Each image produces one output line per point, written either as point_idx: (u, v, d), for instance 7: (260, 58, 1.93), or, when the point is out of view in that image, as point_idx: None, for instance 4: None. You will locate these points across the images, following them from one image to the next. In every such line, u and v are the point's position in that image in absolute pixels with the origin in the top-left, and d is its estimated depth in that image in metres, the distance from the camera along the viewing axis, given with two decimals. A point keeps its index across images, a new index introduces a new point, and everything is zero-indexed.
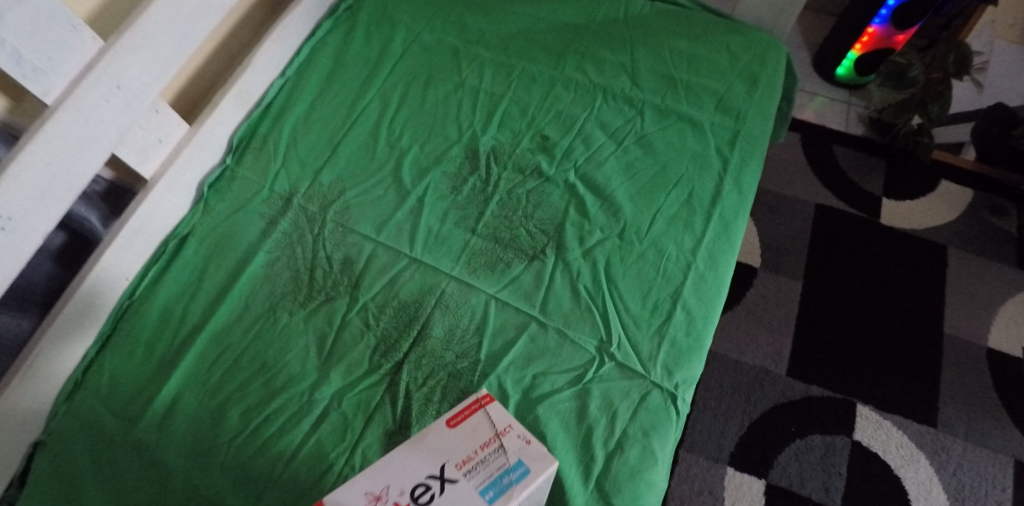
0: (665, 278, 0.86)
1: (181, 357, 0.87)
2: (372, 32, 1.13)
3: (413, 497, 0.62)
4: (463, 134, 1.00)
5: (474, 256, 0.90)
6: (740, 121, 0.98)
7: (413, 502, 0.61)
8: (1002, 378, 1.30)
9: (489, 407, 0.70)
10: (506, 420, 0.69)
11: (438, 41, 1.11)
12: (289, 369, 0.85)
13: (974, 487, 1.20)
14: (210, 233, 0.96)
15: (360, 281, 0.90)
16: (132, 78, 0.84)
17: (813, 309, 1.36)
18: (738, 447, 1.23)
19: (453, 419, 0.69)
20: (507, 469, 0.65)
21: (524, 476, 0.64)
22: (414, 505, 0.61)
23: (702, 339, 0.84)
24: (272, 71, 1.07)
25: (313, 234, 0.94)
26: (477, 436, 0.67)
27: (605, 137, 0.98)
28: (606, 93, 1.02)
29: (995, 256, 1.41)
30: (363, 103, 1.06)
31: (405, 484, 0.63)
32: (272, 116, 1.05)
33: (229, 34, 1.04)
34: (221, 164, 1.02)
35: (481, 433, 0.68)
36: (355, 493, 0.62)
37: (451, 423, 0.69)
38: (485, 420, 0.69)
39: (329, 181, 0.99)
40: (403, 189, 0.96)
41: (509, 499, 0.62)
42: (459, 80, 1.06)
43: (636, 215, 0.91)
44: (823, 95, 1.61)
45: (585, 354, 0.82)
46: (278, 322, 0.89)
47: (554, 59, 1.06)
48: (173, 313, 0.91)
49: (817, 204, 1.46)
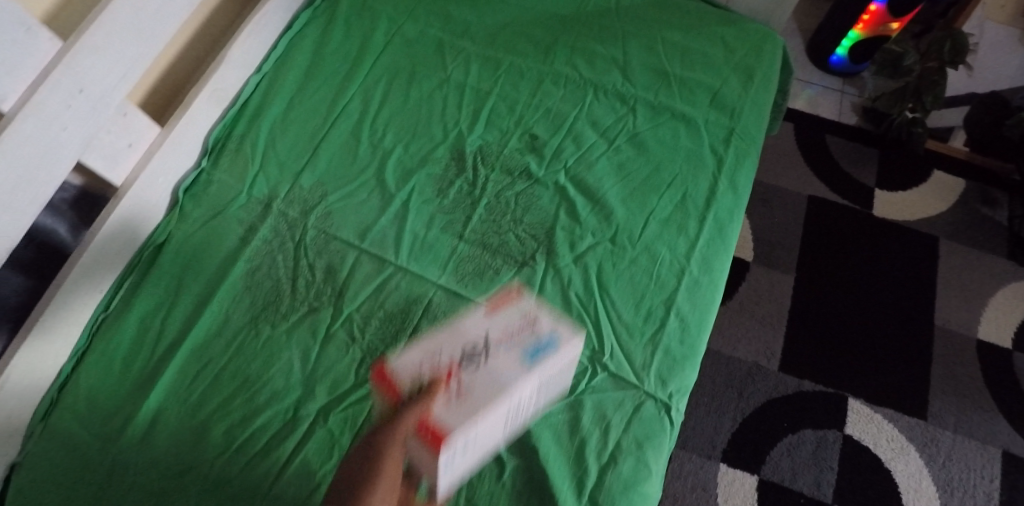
0: (658, 284, 0.84)
1: (160, 373, 0.84)
2: (351, 22, 1.07)
3: (460, 363, 0.66)
4: (449, 134, 0.96)
5: (462, 263, 0.87)
6: (735, 118, 0.95)
7: (461, 366, 0.66)
8: (992, 369, 1.30)
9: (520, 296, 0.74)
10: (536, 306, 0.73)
11: (421, 32, 1.05)
12: (273, 384, 0.83)
13: (964, 479, 1.21)
14: (187, 241, 0.93)
15: (344, 291, 0.87)
16: (96, 81, 0.79)
17: (805, 303, 1.35)
18: (731, 444, 1.23)
19: (489, 307, 0.73)
20: (539, 341, 0.69)
21: (555, 342, 0.69)
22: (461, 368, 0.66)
23: (696, 347, 0.82)
24: (248, 66, 1.02)
25: (294, 241, 0.91)
26: (512, 317, 0.71)
27: (596, 136, 0.95)
28: (597, 90, 0.98)
29: (986, 247, 1.40)
30: (344, 101, 1.00)
31: (452, 354, 0.67)
32: (249, 115, 1.00)
33: (199, 28, 0.98)
34: (196, 167, 0.98)
35: (515, 314, 0.72)
36: (409, 365, 0.67)
37: (487, 311, 0.72)
38: (519, 306, 0.73)
39: (310, 184, 0.95)
40: (387, 193, 0.93)
41: (543, 363, 0.67)
42: (443, 75, 1.01)
43: (628, 218, 0.88)
44: (817, 83, 1.58)
45: (577, 364, 0.81)
46: (260, 335, 0.86)
47: (544, 53, 1.02)
48: (151, 326, 0.88)
49: (810, 196, 1.44)
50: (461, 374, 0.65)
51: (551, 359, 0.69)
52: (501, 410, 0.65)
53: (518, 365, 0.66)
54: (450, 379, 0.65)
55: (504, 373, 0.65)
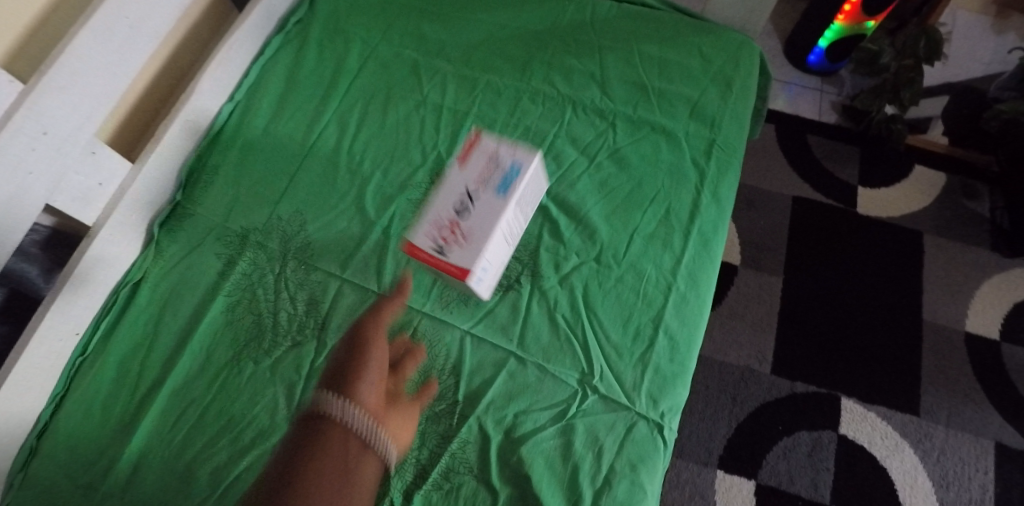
0: (645, 302, 0.84)
1: (142, 416, 0.82)
2: (324, 46, 1.05)
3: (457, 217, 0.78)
4: (428, 157, 0.95)
5: (446, 289, 0.86)
6: (716, 128, 0.94)
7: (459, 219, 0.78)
8: (982, 362, 1.30)
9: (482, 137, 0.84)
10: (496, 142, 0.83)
11: (396, 53, 1.04)
12: (259, 422, 0.81)
13: (958, 473, 1.22)
14: (165, 279, 0.91)
15: (328, 323, 0.86)
16: (61, 122, 0.76)
17: (794, 305, 1.34)
18: (726, 450, 1.23)
19: (461, 159, 0.83)
20: (507, 171, 0.80)
21: (523, 175, 0.79)
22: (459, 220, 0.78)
23: (686, 364, 0.81)
24: (220, 96, 0.99)
25: (274, 273, 0.89)
26: (480, 158, 0.82)
27: (577, 153, 0.94)
28: (576, 106, 0.97)
29: (970, 239, 1.41)
30: (319, 127, 0.98)
31: (447, 214, 0.78)
32: (223, 145, 0.98)
33: (167, 61, 0.97)
34: (171, 201, 0.95)
35: (483, 155, 0.82)
36: (422, 239, 0.78)
37: (461, 162, 0.83)
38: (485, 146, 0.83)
39: (287, 214, 0.93)
40: (367, 220, 0.91)
41: (515, 190, 0.78)
42: (420, 96, 1.00)
43: (612, 235, 0.88)
44: (796, 82, 1.58)
45: (567, 387, 0.80)
46: (243, 372, 0.84)
47: (521, 70, 1.00)
48: (131, 369, 0.86)
49: (794, 196, 1.44)
50: (461, 225, 0.78)
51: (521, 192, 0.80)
52: (498, 236, 0.78)
53: (500, 198, 0.77)
54: (453, 232, 0.77)
55: (489, 212, 0.77)
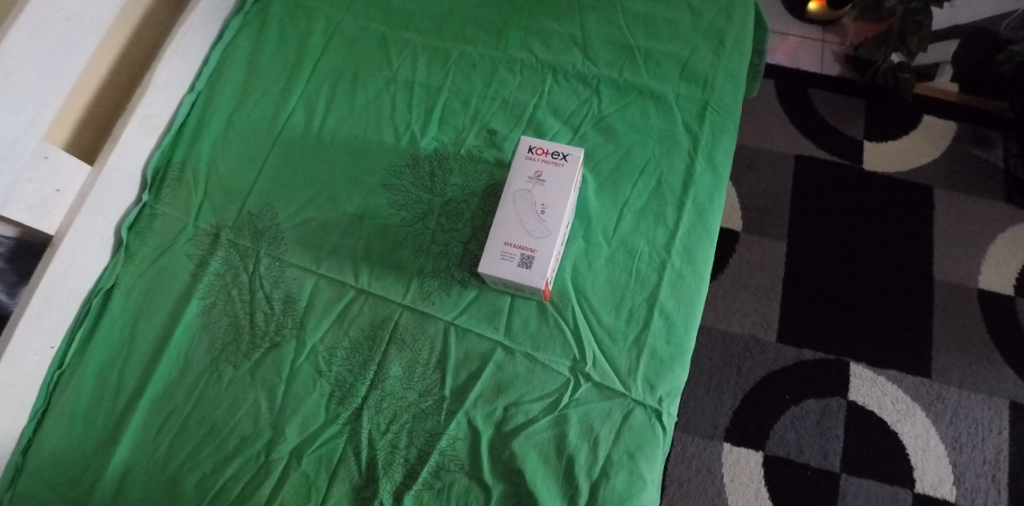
0: (639, 281, 0.78)
1: (125, 427, 0.80)
2: (286, 24, 0.98)
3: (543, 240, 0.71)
4: (401, 139, 0.89)
5: (426, 280, 0.81)
6: (708, 89, 0.88)
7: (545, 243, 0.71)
8: (997, 319, 1.25)
9: (551, 150, 0.76)
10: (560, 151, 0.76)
11: (362, 28, 0.97)
12: (241, 428, 0.78)
13: (971, 434, 1.18)
14: (137, 283, 0.87)
15: (306, 321, 0.82)
16: (4, 127, 0.72)
17: (799, 270, 1.29)
18: (733, 422, 1.20)
19: (539, 172, 0.75)
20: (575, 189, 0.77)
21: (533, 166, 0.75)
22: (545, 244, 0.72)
23: (684, 345, 0.76)
24: (179, 87, 0.94)
25: (248, 271, 0.85)
26: (554, 172, 0.75)
27: (560, 124, 0.88)
28: (557, 73, 0.91)
29: (982, 191, 1.34)
30: (285, 114, 0.93)
31: (531, 238, 0.72)
32: (187, 138, 0.93)
33: (122, 55, 0.91)
34: (138, 201, 0.91)
35: (555, 170, 0.75)
36: (506, 265, 0.71)
37: (539, 177, 0.75)
38: (554, 157, 0.76)
39: (257, 208, 0.88)
40: (339, 210, 0.86)
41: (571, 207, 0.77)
42: (389, 73, 0.94)
43: (601, 211, 0.82)
44: (796, 33, 1.48)
45: (558, 376, 0.76)
46: (223, 377, 0.81)
47: (495, 37, 0.94)
48: (109, 380, 0.83)
49: (796, 155, 1.37)
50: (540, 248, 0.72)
51: (514, 173, 0.75)
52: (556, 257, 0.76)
53: (511, 198, 0.74)
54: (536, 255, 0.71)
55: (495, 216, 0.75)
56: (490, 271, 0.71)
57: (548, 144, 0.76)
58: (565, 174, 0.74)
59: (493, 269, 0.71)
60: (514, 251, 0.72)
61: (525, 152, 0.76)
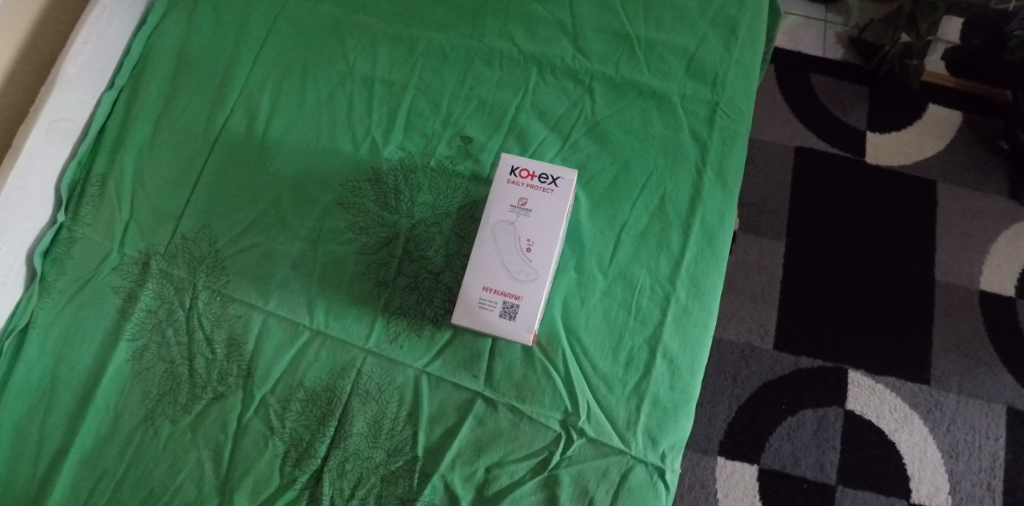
0: (639, 318, 0.69)
1: (47, 495, 0.68)
2: (220, 7, 0.83)
3: (524, 284, 0.64)
4: (361, 147, 0.77)
5: (393, 318, 0.70)
6: (718, 88, 0.76)
7: (525, 286, 0.64)
8: (997, 322, 1.19)
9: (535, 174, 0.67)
10: (549, 172, 0.67)
11: (311, 10, 0.83)
12: (183, 494, 0.67)
13: (969, 442, 1.13)
14: (57, 321, 0.74)
15: (253, 370, 0.70)
16: None
17: (798, 273, 1.21)
18: (728, 434, 1.13)
19: (522, 199, 0.66)
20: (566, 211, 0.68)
21: (516, 193, 0.66)
22: (525, 288, 0.64)
23: (690, 391, 0.67)
24: (96, 83, 0.80)
25: (184, 308, 0.73)
26: (539, 199, 0.66)
27: (546, 130, 0.76)
28: (543, 67, 0.79)
29: (985, 185, 1.26)
30: (223, 115, 0.79)
31: (510, 282, 0.64)
32: (107, 147, 0.79)
33: (21, 50, 0.76)
34: (53, 222, 0.77)
35: (539, 197, 0.66)
36: (487, 313, 0.64)
37: (523, 206, 0.66)
38: (539, 183, 0.67)
39: (193, 231, 0.75)
40: (290, 235, 0.74)
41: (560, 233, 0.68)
42: (345, 66, 0.80)
43: (597, 237, 0.71)
44: (796, 12, 1.36)
45: (548, 432, 0.66)
46: (160, 434, 0.70)
47: (469, 23, 0.81)
48: (25, 437, 0.70)
49: (795, 147, 1.28)
50: (520, 292, 0.64)
51: (495, 201, 0.66)
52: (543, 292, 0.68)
53: (489, 234, 0.66)
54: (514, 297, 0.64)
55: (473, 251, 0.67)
56: (470, 322, 0.65)
57: (534, 165, 0.67)
58: (552, 202, 0.66)
59: (473, 316, 0.65)
60: (495, 299, 0.64)
61: (508, 174, 0.67)
